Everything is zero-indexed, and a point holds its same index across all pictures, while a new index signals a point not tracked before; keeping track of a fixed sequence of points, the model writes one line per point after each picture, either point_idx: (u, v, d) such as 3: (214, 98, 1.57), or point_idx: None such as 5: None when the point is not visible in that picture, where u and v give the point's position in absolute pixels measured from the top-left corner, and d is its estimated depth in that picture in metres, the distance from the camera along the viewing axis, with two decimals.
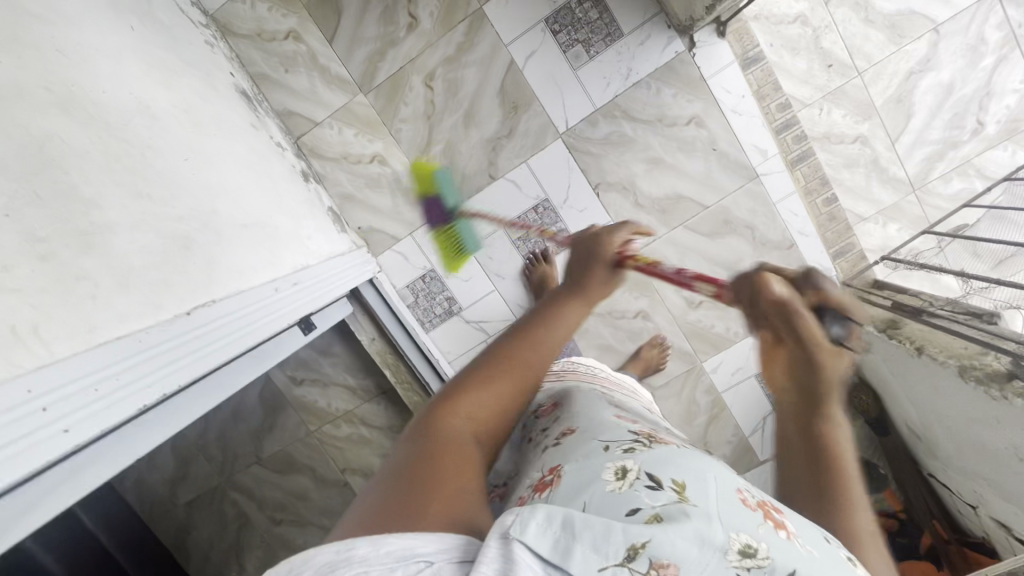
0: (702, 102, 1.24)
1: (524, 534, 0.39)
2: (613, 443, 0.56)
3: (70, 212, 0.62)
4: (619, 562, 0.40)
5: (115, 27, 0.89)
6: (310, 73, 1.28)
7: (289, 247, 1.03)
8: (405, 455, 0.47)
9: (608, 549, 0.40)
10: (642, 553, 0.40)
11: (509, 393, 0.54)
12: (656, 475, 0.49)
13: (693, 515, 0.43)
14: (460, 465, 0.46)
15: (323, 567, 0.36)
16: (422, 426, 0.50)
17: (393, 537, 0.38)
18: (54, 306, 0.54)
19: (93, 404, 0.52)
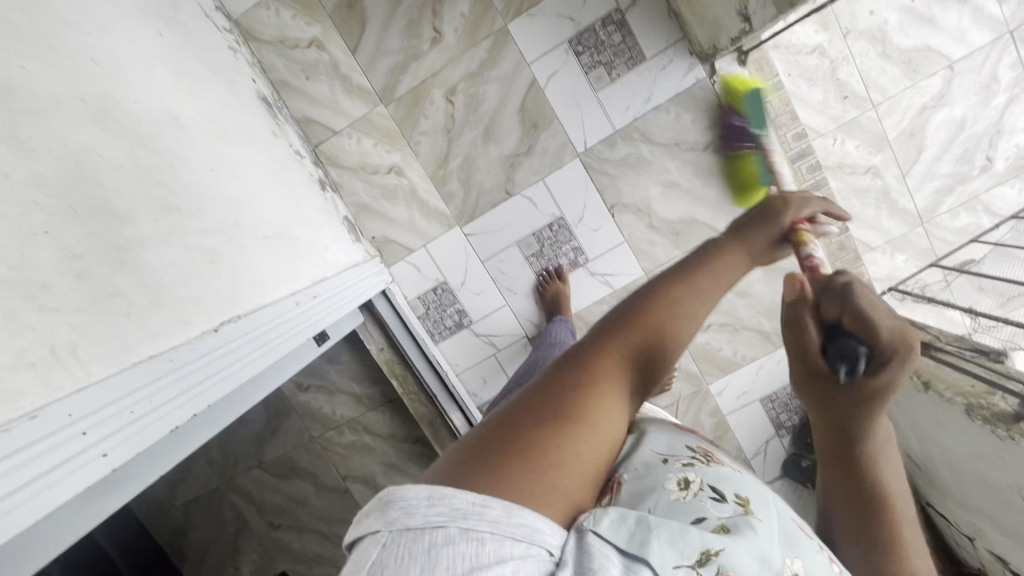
0: (720, 129, 1.25)
1: (600, 526, 0.41)
2: (668, 453, 0.54)
3: (104, 228, 0.62)
4: (691, 564, 0.41)
5: (144, 33, 0.89)
6: (331, 81, 1.27)
7: (308, 258, 1.03)
8: (534, 403, 0.44)
9: (684, 551, 0.42)
10: (714, 560, 0.42)
11: (655, 362, 0.49)
12: (722, 489, 0.49)
13: (760, 532, 0.45)
14: (586, 436, 0.43)
15: (455, 514, 0.36)
16: (564, 373, 0.46)
17: (521, 512, 0.38)
18: (91, 326, 0.54)
19: (127, 426, 0.52)
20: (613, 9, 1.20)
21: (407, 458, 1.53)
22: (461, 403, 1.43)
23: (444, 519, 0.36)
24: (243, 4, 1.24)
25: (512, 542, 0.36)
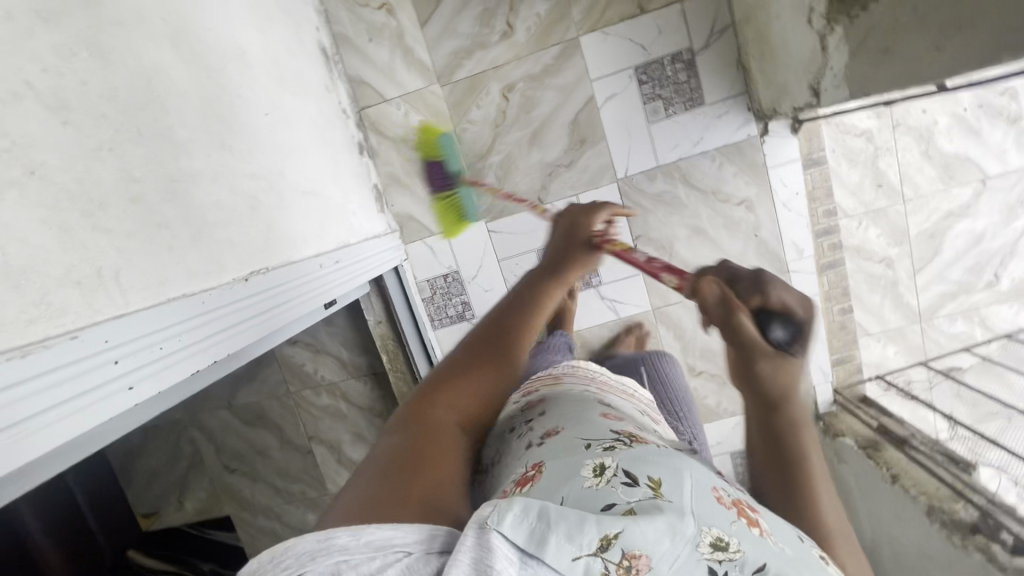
0: (757, 188, 1.27)
1: (500, 524, 0.40)
2: (593, 440, 0.54)
3: (163, 155, 0.61)
4: (591, 551, 0.40)
5: None
6: (393, 48, 1.26)
7: (336, 221, 1.02)
8: (390, 446, 0.48)
9: (582, 540, 0.41)
10: (615, 543, 0.41)
11: (491, 379, 0.57)
12: (633, 471, 0.48)
13: (665, 508, 0.44)
14: (439, 453, 0.48)
15: (303, 556, 0.37)
16: (409, 416, 0.52)
17: (371, 528, 0.39)
18: (136, 253, 0.53)
19: (154, 363, 0.52)
20: (685, 48, 1.21)
21: (376, 433, 1.52)
22: None
23: (295, 563, 0.37)
24: None
25: (365, 561, 0.37)
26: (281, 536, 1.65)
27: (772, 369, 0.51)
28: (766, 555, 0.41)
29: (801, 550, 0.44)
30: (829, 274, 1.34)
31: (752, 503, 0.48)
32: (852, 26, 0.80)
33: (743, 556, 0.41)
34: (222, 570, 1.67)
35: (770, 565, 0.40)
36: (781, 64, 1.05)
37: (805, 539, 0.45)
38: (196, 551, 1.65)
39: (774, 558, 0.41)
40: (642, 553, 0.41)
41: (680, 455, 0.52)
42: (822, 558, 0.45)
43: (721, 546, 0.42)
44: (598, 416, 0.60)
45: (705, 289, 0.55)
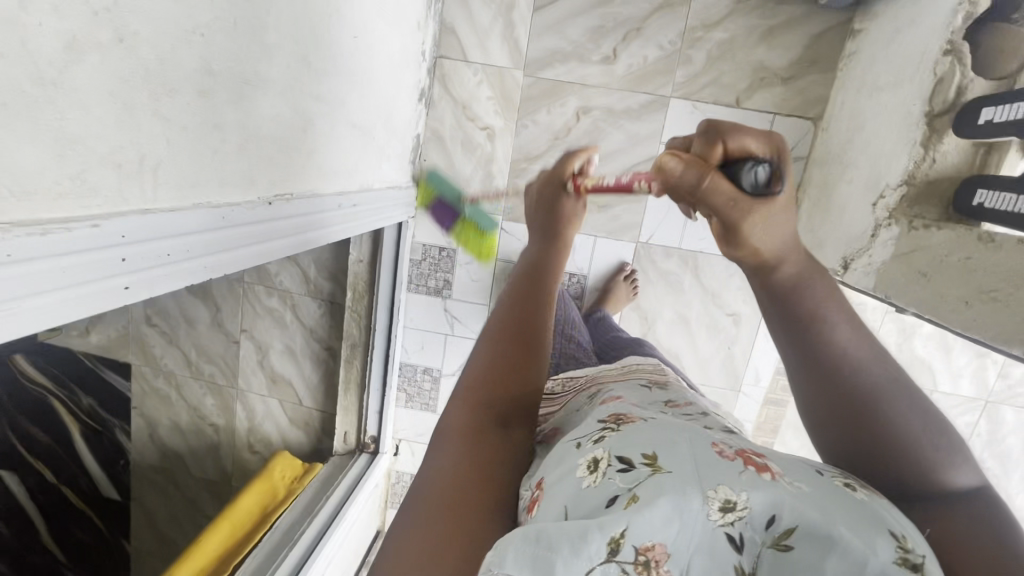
0: (751, 309, 1.32)
1: (503, 566, 0.37)
2: (582, 438, 0.52)
3: (247, 54, 0.57)
4: (603, 560, 0.38)
5: None
6: (497, 16, 1.21)
7: (369, 164, 0.99)
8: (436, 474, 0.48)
9: (591, 551, 0.38)
10: (625, 543, 0.38)
11: (524, 375, 0.58)
12: (625, 454, 0.45)
13: (667, 485, 0.41)
14: (486, 478, 0.49)
15: None
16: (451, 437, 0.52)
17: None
18: (182, 150, 0.50)
19: (157, 267, 0.50)
20: None
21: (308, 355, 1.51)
22: (389, 356, 1.43)
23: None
24: None
25: None
26: (171, 405, 1.62)
27: (762, 224, 0.50)
28: (775, 497, 0.41)
29: (823, 486, 0.44)
30: (771, 409, 1.41)
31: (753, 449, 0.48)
32: (909, 233, 0.86)
33: (751, 512, 0.40)
34: (102, 411, 1.63)
35: (781, 514, 0.40)
36: (831, 221, 1.09)
37: (822, 471, 0.46)
38: (84, 382, 1.60)
39: (785, 505, 0.41)
40: (656, 543, 0.39)
41: (675, 424, 0.50)
42: (845, 485, 0.45)
43: (730, 508, 0.40)
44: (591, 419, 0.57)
45: (673, 166, 0.51)
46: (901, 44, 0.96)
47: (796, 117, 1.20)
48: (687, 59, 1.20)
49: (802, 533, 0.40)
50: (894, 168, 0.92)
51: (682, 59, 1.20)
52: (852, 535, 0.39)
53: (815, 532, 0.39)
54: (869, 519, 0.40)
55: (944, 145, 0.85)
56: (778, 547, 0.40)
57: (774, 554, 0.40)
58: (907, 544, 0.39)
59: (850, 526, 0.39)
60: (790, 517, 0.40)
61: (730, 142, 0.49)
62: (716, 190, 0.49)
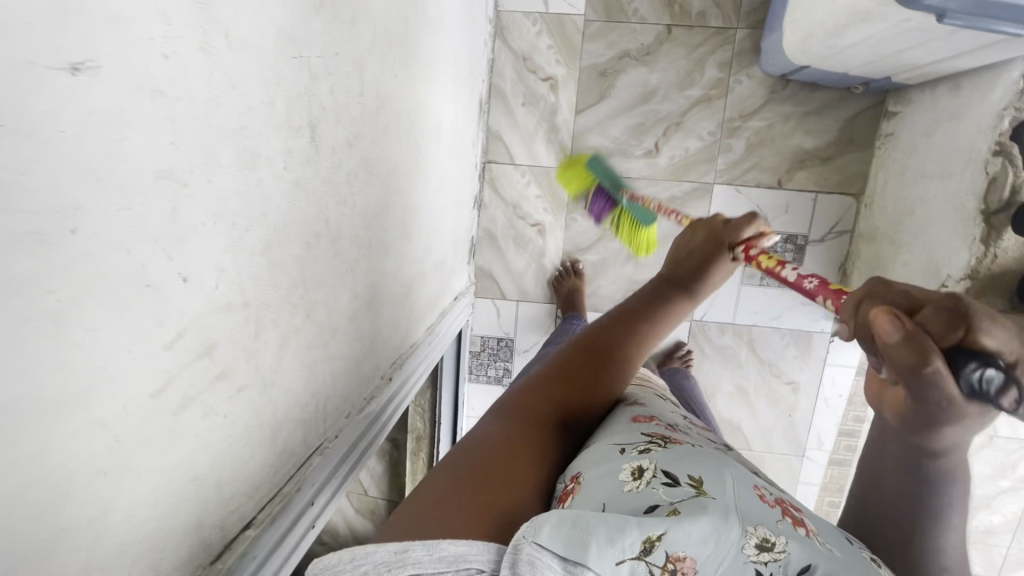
0: (808, 376, 1.35)
1: (536, 535, 0.39)
2: (626, 444, 0.54)
3: (375, 262, 0.62)
4: (634, 556, 0.40)
5: (452, 27, 0.87)
6: (541, 121, 1.27)
7: (444, 290, 1.04)
8: (484, 435, 0.50)
9: (624, 543, 0.40)
10: (658, 546, 0.40)
11: (590, 381, 0.59)
12: (672, 472, 0.48)
13: (709, 508, 0.43)
14: (523, 451, 0.49)
15: (380, 566, 0.38)
16: (507, 411, 0.54)
17: (443, 543, 0.38)
18: (338, 376, 0.55)
19: (336, 490, 0.55)
20: (802, 234, 1.27)
21: None
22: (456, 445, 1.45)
23: (372, 572, 0.38)
24: (515, 6, 1.22)
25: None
26: None
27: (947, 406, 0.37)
28: (814, 551, 0.41)
29: (854, 553, 0.43)
30: (834, 469, 1.43)
31: (792, 501, 0.49)
32: None
33: (789, 556, 0.40)
34: None
35: (817, 565, 0.40)
36: None
37: (854, 542, 0.44)
38: None
39: (822, 559, 0.41)
40: (687, 556, 0.40)
41: (720, 457, 0.52)
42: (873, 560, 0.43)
43: (767, 548, 0.41)
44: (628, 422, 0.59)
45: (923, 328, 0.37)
46: (943, 136, 1.00)
47: (839, 193, 1.24)
48: (728, 148, 1.24)
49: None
50: (955, 260, 0.95)
51: (723, 148, 1.24)
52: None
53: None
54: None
55: (1004, 241, 0.89)
56: None
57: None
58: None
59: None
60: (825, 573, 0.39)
61: (980, 332, 0.35)
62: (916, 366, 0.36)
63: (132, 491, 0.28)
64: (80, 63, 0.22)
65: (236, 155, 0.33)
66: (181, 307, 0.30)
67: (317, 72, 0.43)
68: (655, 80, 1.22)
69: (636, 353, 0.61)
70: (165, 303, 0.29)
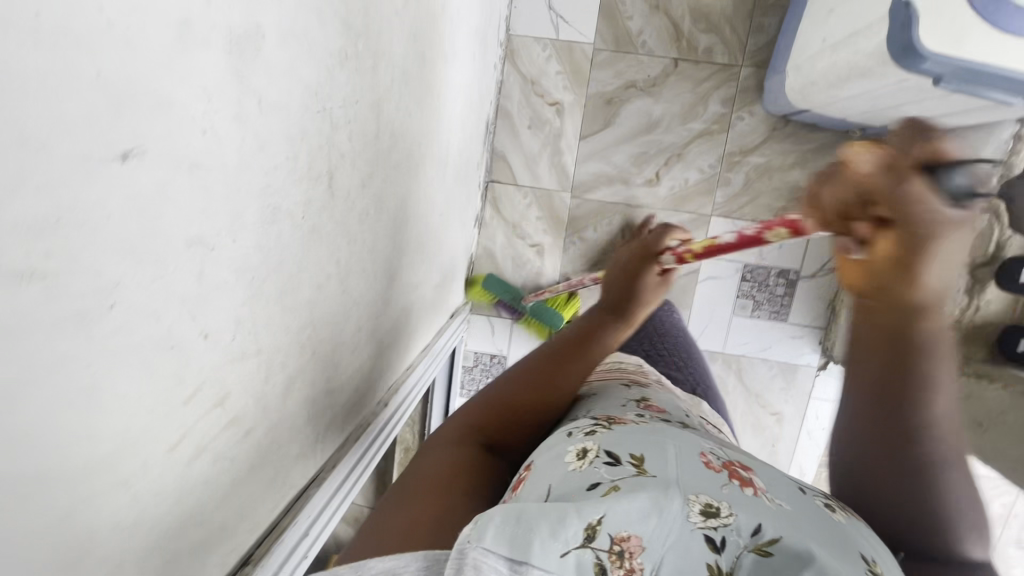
0: (793, 408, 1.37)
1: (481, 540, 0.35)
2: (574, 428, 0.52)
3: (379, 292, 0.63)
4: (580, 544, 0.37)
5: (464, 57, 0.89)
6: (545, 144, 1.29)
7: (441, 309, 1.06)
8: (426, 463, 0.50)
9: (567, 533, 0.37)
10: (601, 530, 0.38)
11: (534, 394, 0.59)
12: (616, 452, 0.46)
13: (649, 485, 0.41)
14: (465, 473, 0.49)
15: None
16: (444, 438, 0.53)
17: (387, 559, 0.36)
18: (338, 407, 0.56)
19: (333, 519, 0.56)
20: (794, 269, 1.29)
21: None
22: None
23: None
24: (526, 30, 1.24)
25: None
26: None
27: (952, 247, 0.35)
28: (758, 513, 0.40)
29: (800, 506, 0.43)
30: None
31: (740, 463, 0.48)
32: None
33: (736, 520, 0.40)
34: None
35: (765, 525, 0.40)
36: None
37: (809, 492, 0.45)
38: None
39: (765, 517, 0.40)
40: (631, 535, 0.38)
41: (663, 428, 0.51)
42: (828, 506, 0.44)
43: (711, 514, 0.40)
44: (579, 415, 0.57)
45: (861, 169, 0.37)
46: None
47: None
48: (726, 181, 1.27)
49: (783, 545, 0.38)
50: None
51: (722, 181, 1.27)
52: (828, 555, 0.37)
53: (791, 545, 0.38)
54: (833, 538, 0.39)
55: (986, 295, 0.92)
56: (758, 552, 0.39)
57: (755, 558, 0.38)
58: (876, 568, 0.37)
59: (824, 546, 0.38)
60: (773, 530, 0.39)
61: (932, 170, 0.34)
62: (914, 201, 0.34)
63: (143, 540, 0.29)
64: (130, 149, 0.24)
65: (260, 212, 0.35)
66: (201, 361, 0.31)
67: (336, 121, 0.44)
68: (659, 111, 1.25)
69: (587, 365, 0.62)
70: (186, 361, 0.30)
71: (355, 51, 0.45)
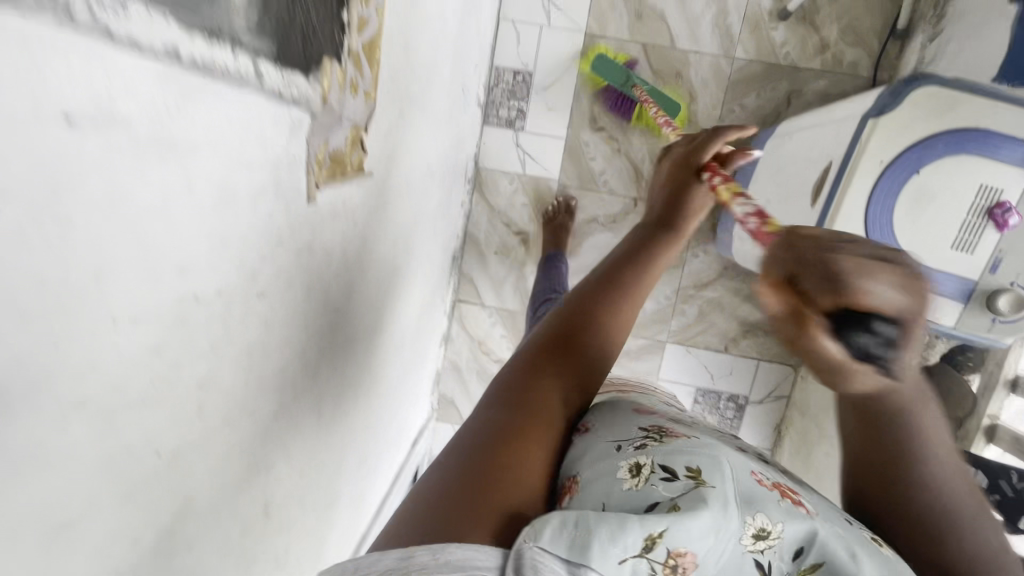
0: None
1: (537, 540, 0.35)
2: (620, 437, 0.48)
3: (323, 524, 0.69)
4: (637, 554, 0.37)
5: (422, 237, 0.96)
6: (510, 269, 1.35)
7: (399, 449, 1.13)
8: (491, 423, 0.43)
9: (628, 543, 0.37)
10: (660, 543, 0.38)
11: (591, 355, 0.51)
12: (670, 463, 0.44)
13: (710, 501, 0.40)
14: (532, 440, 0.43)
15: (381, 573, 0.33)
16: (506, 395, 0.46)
17: (450, 547, 0.34)
18: None
19: None
20: (743, 394, 1.37)
21: None
22: None
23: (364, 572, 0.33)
24: (494, 164, 1.31)
25: None
26: None
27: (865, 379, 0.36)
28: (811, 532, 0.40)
29: (849, 525, 0.43)
30: None
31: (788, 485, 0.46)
32: None
33: (785, 539, 0.40)
34: None
35: (813, 544, 0.40)
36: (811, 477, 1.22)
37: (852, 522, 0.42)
38: None
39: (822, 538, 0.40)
40: (688, 551, 0.38)
41: (712, 439, 0.47)
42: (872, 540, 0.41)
43: (764, 535, 0.40)
44: (625, 411, 0.52)
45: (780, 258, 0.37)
46: None
47: (778, 363, 1.34)
48: (681, 311, 1.34)
49: (830, 573, 0.39)
50: None
51: (677, 311, 1.34)
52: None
53: (843, 574, 0.38)
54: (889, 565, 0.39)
55: None
56: None
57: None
58: None
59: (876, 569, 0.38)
60: (816, 553, 0.39)
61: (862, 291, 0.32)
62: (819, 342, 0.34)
63: None
64: None
65: None
66: None
67: (272, 462, 0.50)
68: None
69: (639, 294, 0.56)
70: None
71: (293, 390, 0.51)
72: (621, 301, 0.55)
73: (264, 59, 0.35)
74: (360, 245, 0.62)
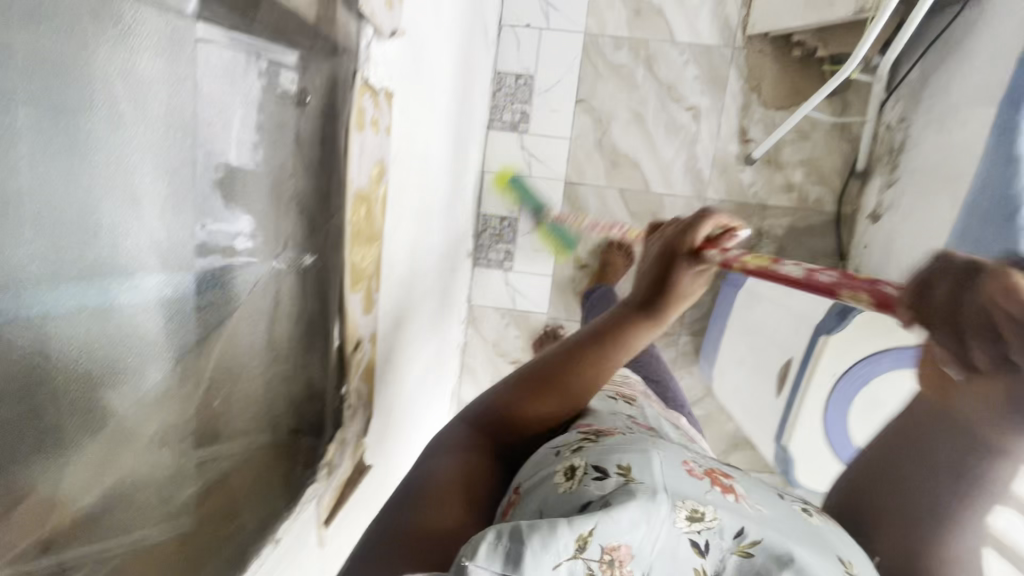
0: None
1: (476, 560, 0.33)
2: (561, 445, 0.50)
3: None
4: (571, 556, 0.36)
5: (423, 412, 1.04)
6: None
7: None
8: (436, 473, 0.47)
9: (561, 547, 0.36)
10: (592, 541, 0.37)
11: (539, 407, 0.54)
12: (602, 462, 0.44)
13: (637, 492, 0.40)
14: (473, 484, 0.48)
15: None
16: (450, 448, 0.50)
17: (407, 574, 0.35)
18: None
19: None
20: None
21: None
22: None
23: None
24: (487, 300, 1.39)
25: None
26: None
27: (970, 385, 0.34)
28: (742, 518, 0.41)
29: (780, 513, 0.44)
30: None
31: (722, 471, 0.48)
32: None
33: (720, 522, 0.41)
34: None
35: (748, 529, 0.41)
36: None
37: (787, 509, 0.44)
38: None
39: (747, 518, 0.41)
40: (621, 545, 0.38)
41: (644, 437, 0.49)
42: (805, 512, 0.45)
43: (697, 517, 0.41)
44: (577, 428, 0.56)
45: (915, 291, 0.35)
46: None
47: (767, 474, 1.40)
48: None
49: (763, 549, 0.40)
50: None
51: None
52: (804, 553, 0.40)
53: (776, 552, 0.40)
54: (808, 537, 0.41)
55: None
56: (741, 555, 0.40)
57: (738, 560, 0.40)
58: (852, 569, 0.39)
59: (806, 549, 0.40)
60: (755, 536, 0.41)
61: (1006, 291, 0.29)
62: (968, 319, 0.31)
63: None
64: None
65: None
66: None
67: None
68: None
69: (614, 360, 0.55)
70: None
71: None
72: (599, 354, 0.54)
73: (263, 540, 0.43)
74: (367, 506, 0.69)
